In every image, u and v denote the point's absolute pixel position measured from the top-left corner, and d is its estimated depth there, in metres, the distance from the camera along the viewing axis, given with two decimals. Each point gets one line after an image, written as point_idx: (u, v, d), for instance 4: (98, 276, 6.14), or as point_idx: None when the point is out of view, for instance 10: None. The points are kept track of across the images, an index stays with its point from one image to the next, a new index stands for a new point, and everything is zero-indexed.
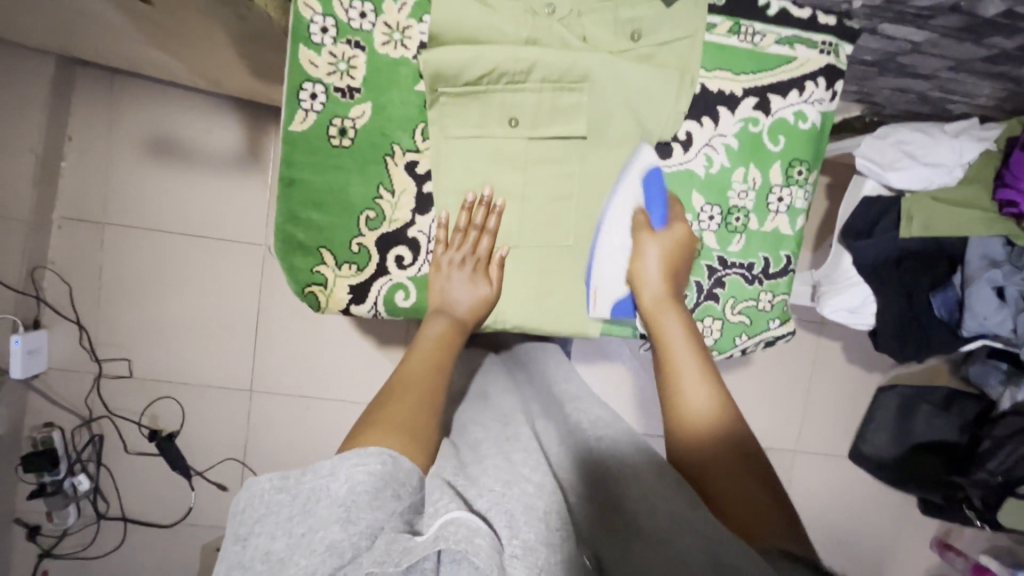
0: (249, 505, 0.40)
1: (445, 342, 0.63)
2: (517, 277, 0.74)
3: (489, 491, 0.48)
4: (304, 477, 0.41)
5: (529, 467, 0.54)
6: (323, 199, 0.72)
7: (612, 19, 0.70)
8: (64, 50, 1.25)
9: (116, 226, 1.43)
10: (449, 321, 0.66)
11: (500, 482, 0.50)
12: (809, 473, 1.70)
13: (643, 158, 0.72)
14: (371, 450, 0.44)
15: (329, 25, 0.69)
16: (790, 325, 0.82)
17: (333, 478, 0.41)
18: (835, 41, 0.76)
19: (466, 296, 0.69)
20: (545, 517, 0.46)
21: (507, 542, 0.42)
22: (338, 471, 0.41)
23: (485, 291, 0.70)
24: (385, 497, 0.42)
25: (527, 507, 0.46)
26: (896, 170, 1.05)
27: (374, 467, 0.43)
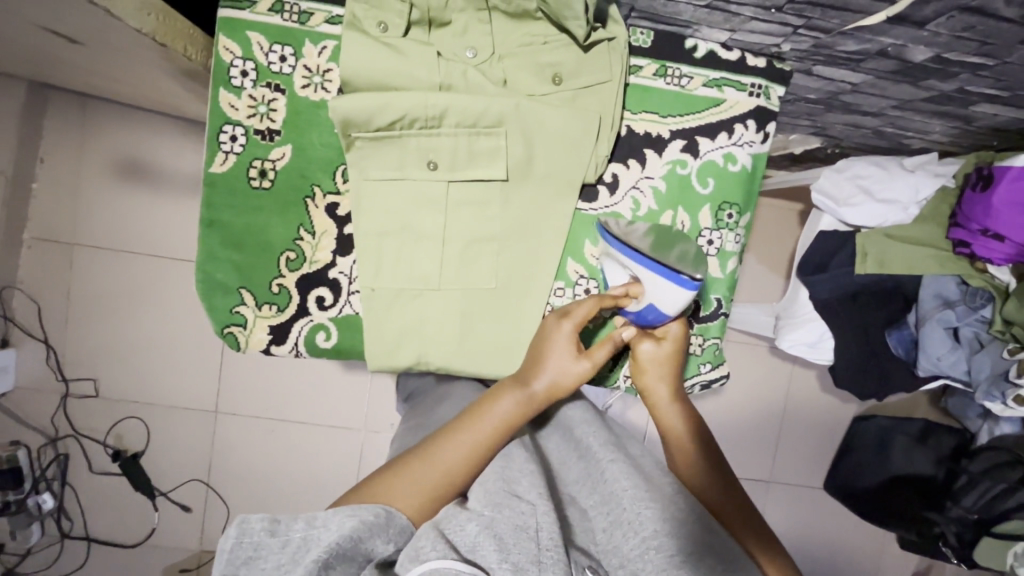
0: (240, 544, 0.45)
1: (505, 425, 0.60)
2: (440, 317, 0.73)
3: (479, 514, 0.49)
4: (297, 526, 0.47)
5: (525, 479, 0.55)
6: (245, 240, 0.72)
7: (531, 63, 0.69)
8: (33, 76, 1.27)
9: (85, 247, 1.45)
10: (522, 399, 0.62)
11: (489, 499, 0.50)
12: (784, 505, 1.66)
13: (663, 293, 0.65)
14: (366, 505, 0.50)
15: (249, 69, 0.69)
16: (723, 369, 0.80)
17: (322, 529, 0.47)
18: (765, 84, 0.75)
19: (546, 379, 0.63)
20: (537, 537, 0.48)
21: (498, 568, 0.44)
22: (331, 522, 0.47)
23: (571, 376, 0.64)
24: (370, 544, 0.48)
25: (516, 527, 0.47)
26: (850, 206, 1.03)
27: (365, 518, 0.49)
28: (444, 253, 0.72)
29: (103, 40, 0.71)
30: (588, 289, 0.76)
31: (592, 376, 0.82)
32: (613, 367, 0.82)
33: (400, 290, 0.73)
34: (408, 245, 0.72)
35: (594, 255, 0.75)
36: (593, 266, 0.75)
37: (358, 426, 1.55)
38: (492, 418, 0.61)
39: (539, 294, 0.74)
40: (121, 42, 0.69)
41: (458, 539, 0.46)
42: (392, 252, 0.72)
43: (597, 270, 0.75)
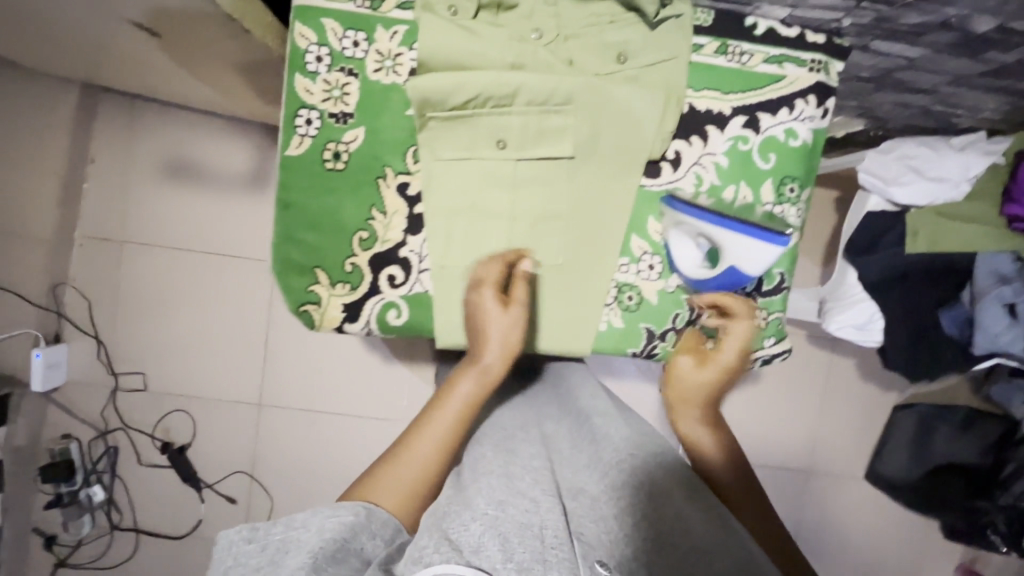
0: (224, 554, 0.49)
1: (469, 406, 0.65)
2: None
3: (483, 513, 0.51)
4: (275, 530, 0.50)
5: (528, 484, 0.57)
6: (319, 221, 0.74)
7: (597, 42, 0.71)
8: (87, 77, 1.32)
9: (134, 243, 1.49)
10: (479, 377, 0.67)
11: (492, 501, 0.52)
12: (824, 494, 1.64)
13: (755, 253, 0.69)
14: (342, 507, 0.53)
15: (324, 54, 0.71)
16: (785, 343, 0.81)
17: (301, 531, 0.50)
18: (825, 60, 0.76)
19: (496, 349, 0.67)
20: (541, 535, 0.49)
21: (502, 565, 0.46)
22: (310, 521, 0.50)
23: (516, 339, 0.69)
24: (354, 542, 0.50)
25: (521, 527, 0.49)
26: (899, 184, 1.03)
27: (344, 519, 0.51)
28: (511, 232, 0.74)
29: (182, 31, 0.74)
30: (651, 264, 0.76)
31: (654, 352, 0.79)
32: (673, 342, 0.79)
33: (469, 268, 0.74)
34: (477, 223, 0.74)
35: (657, 230, 0.76)
36: (657, 242, 0.76)
37: (397, 417, 1.56)
38: (454, 403, 0.66)
39: (605, 270, 0.75)
40: (202, 32, 0.72)
41: (462, 539, 0.48)
42: (462, 230, 0.74)
43: (660, 246, 0.76)
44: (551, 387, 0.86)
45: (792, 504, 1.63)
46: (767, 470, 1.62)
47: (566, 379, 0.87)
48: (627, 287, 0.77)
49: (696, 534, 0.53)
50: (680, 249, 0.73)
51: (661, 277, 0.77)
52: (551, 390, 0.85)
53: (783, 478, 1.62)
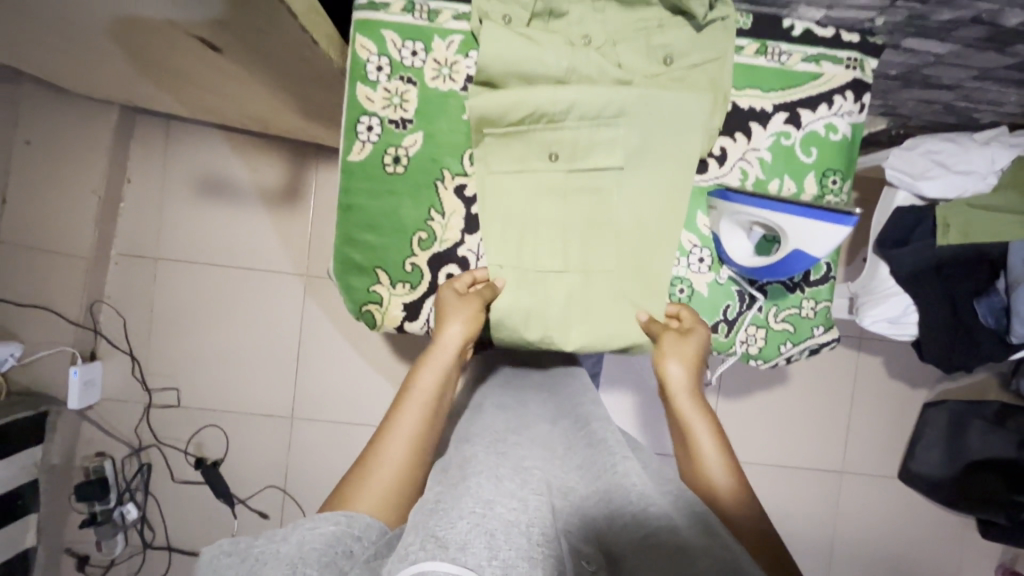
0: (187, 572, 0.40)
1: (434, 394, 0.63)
2: (562, 296, 0.76)
3: (470, 512, 0.46)
4: (252, 543, 0.43)
5: (515, 486, 0.52)
6: (379, 223, 0.76)
7: (644, 46, 0.74)
8: (127, 100, 1.36)
9: (168, 261, 1.52)
10: (439, 364, 0.66)
11: (478, 500, 0.48)
12: (858, 495, 1.63)
13: (814, 233, 0.67)
14: (321, 519, 0.48)
15: (384, 64, 0.75)
16: (834, 332, 0.82)
17: (281, 542, 0.43)
18: (860, 57, 0.79)
19: (455, 332, 0.68)
20: (527, 532, 0.45)
21: (487, 563, 0.41)
22: (290, 534, 0.44)
23: (475, 320, 0.70)
24: (342, 548, 0.45)
25: (506, 524, 0.45)
26: (927, 179, 1.06)
27: (326, 529, 0.46)
28: (565, 232, 0.76)
29: (247, 47, 0.78)
30: (699, 257, 0.79)
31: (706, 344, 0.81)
32: (725, 334, 0.80)
33: (524, 270, 0.76)
34: (529, 226, 0.76)
35: (707, 224, 0.79)
36: (706, 236, 0.79)
37: None
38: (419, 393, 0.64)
39: (657, 273, 0.77)
40: (268, 47, 0.76)
41: (448, 536, 0.42)
42: (520, 232, 0.76)
43: (709, 239, 0.79)
44: (550, 395, 0.83)
45: (825, 506, 1.62)
46: (798, 472, 1.62)
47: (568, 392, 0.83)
48: (678, 279, 0.79)
49: (686, 531, 0.48)
50: (730, 242, 0.75)
51: (710, 270, 0.79)
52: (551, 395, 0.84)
53: (816, 481, 1.61)
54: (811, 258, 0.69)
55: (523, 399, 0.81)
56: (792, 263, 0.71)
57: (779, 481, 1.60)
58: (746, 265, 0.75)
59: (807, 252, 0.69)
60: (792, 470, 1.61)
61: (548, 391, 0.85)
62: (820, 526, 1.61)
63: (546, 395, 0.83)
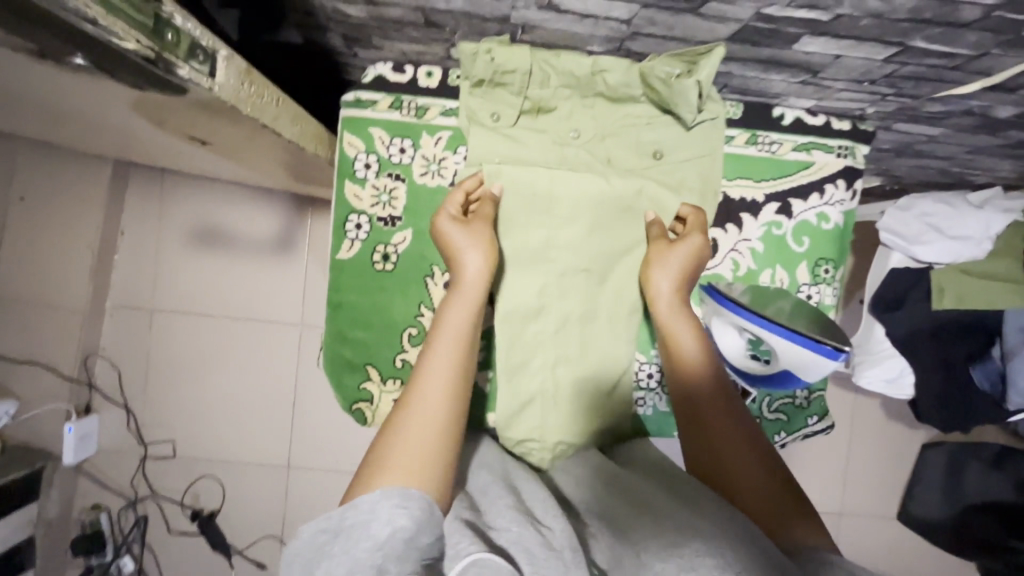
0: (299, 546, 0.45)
1: (464, 335, 0.58)
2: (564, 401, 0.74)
3: (507, 532, 0.48)
4: (346, 514, 0.45)
5: (540, 502, 0.54)
6: (369, 320, 0.76)
7: (634, 142, 0.74)
8: (121, 157, 1.35)
9: (162, 312, 1.51)
10: (464, 303, 0.60)
11: (511, 518, 0.50)
12: (859, 537, 1.62)
13: (813, 362, 0.67)
14: (404, 488, 0.47)
15: (372, 161, 0.75)
16: (829, 420, 0.81)
17: (370, 517, 0.44)
18: (851, 145, 0.78)
19: (471, 268, 0.62)
20: (561, 545, 0.46)
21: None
22: (377, 510, 0.45)
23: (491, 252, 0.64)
24: (415, 540, 0.44)
25: (542, 540, 0.47)
26: (922, 243, 1.05)
27: (410, 511, 0.45)
28: (570, 330, 0.75)
29: (235, 142, 0.77)
30: None
31: None
32: None
33: (529, 367, 0.76)
34: (531, 323, 0.75)
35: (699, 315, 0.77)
36: None
37: None
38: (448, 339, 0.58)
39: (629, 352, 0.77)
40: (257, 145, 0.76)
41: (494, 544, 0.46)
42: (528, 336, 0.75)
43: None
44: None
45: None
46: None
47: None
48: None
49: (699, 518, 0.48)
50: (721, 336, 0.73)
51: None
52: None
53: None
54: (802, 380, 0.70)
55: None
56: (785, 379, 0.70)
57: None
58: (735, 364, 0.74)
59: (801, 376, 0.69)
60: None
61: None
62: None
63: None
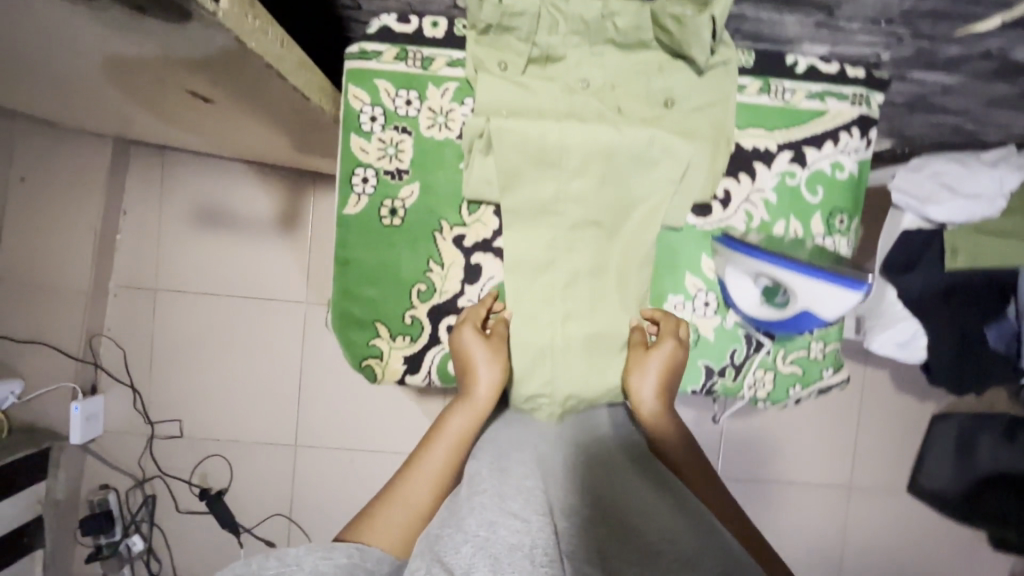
0: None
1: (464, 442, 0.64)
2: (574, 357, 0.73)
3: (473, 536, 0.46)
4: (268, 563, 0.45)
5: (521, 497, 0.51)
6: (377, 276, 0.75)
7: (644, 90, 0.73)
8: (122, 133, 1.34)
9: (165, 291, 1.50)
10: (472, 411, 0.65)
11: (483, 522, 0.47)
12: (869, 510, 1.61)
13: (833, 294, 0.64)
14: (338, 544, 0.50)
15: (378, 114, 0.73)
16: (843, 373, 0.81)
17: (298, 567, 0.45)
18: (866, 92, 0.77)
19: (484, 382, 0.67)
20: (530, 554, 0.44)
21: None
22: (305, 560, 0.46)
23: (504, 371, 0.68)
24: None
25: (510, 546, 0.44)
26: (935, 203, 1.03)
27: (341, 560, 0.49)
28: (579, 286, 0.74)
29: (238, 98, 0.76)
30: (705, 301, 0.77)
31: (714, 388, 0.79)
32: (732, 378, 0.79)
33: (540, 323, 0.74)
34: (541, 277, 0.74)
35: (711, 268, 0.77)
36: (711, 280, 0.77)
37: None
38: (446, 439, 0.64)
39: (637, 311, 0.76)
40: (260, 99, 0.74)
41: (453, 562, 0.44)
42: (538, 290, 0.74)
43: (714, 282, 0.77)
44: None
45: (835, 522, 1.60)
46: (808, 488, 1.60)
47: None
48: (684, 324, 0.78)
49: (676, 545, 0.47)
50: (736, 285, 0.74)
51: (717, 314, 0.78)
52: None
53: (825, 498, 1.59)
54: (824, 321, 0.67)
55: None
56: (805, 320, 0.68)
57: (787, 499, 1.58)
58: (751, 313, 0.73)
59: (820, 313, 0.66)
60: (799, 487, 1.58)
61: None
62: (829, 542, 1.60)
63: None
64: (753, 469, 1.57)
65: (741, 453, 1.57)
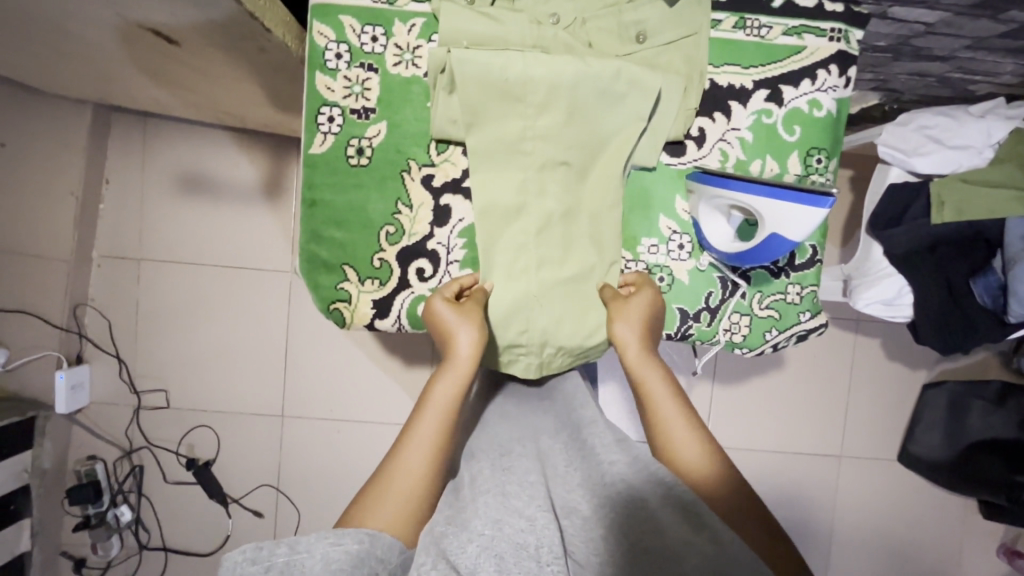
0: None
1: (454, 406, 0.62)
2: (547, 299, 0.72)
3: (479, 534, 0.48)
4: (279, 551, 0.43)
5: (525, 500, 0.54)
6: (344, 219, 0.74)
7: (615, 24, 0.71)
8: (100, 98, 1.33)
9: (150, 261, 1.49)
10: (458, 372, 0.64)
11: (489, 522, 0.50)
12: (858, 479, 1.59)
13: (799, 214, 0.62)
14: (347, 531, 0.47)
15: (343, 51, 0.72)
16: (821, 318, 0.79)
17: (310, 556, 0.43)
18: (845, 28, 0.75)
19: (465, 343, 0.65)
20: (537, 554, 0.47)
21: None
22: (315, 548, 0.44)
23: (484, 330, 0.67)
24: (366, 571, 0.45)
25: (517, 547, 0.47)
26: (920, 154, 1.02)
27: (352, 547, 0.46)
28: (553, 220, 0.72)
29: (202, 39, 0.74)
30: (680, 243, 0.76)
31: (689, 333, 0.78)
32: (708, 322, 0.78)
33: (513, 266, 0.72)
34: (513, 224, 0.72)
35: (685, 209, 0.76)
36: (685, 221, 0.76)
37: None
38: (436, 406, 0.62)
39: (608, 253, 0.74)
40: (225, 38, 0.73)
41: (459, 560, 0.45)
42: (509, 235, 0.72)
43: (690, 224, 0.76)
44: (550, 400, 0.83)
45: (825, 491, 1.59)
46: (797, 458, 1.58)
47: (547, 404, 0.82)
48: (658, 267, 0.77)
49: (670, 534, 0.48)
50: (711, 227, 0.72)
51: (692, 256, 0.77)
52: (543, 401, 0.84)
53: (814, 467, 1.58)
54: (791, 242, 0.65)
55: (525, 400, 0.85)
56: (777, 241, 0.65)
57: (776, 468, 1.57)
58: (730, 248, 0.71)
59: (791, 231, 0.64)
60: (789, 456, 1.57)
61: (524, 394, 0.87)
62: (820, 512, 1.59)
63: (535, 404, 0.84)
64: (743, 439, 1.56)
65: (731, 424, 1.56)
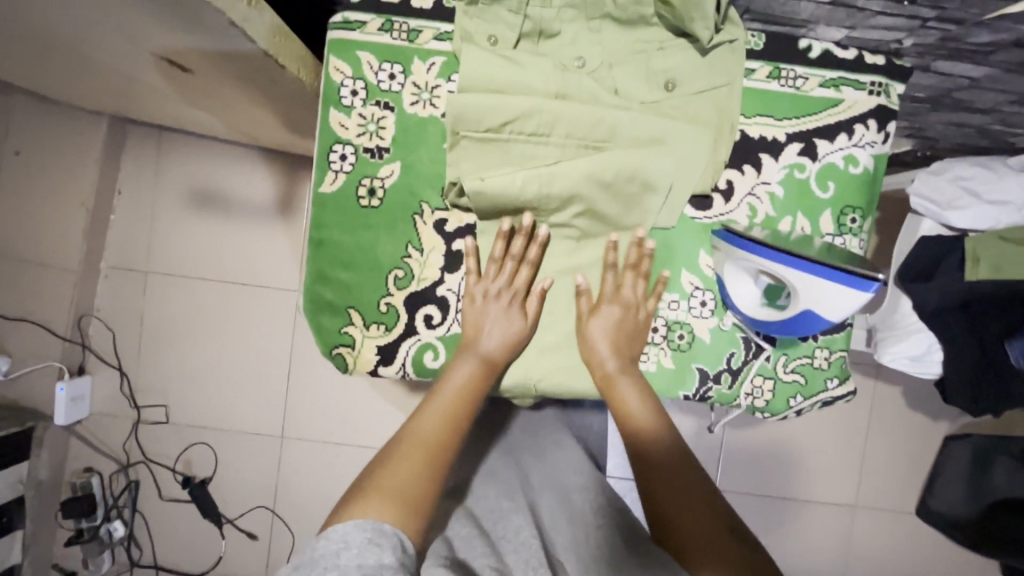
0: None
1: (469, 391, 0.64)
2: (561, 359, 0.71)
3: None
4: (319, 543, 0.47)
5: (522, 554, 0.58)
6: (352, 260, 0.71)
7: (643, 70, 0.68)
8: (116, 110, 1.32)
9: (156, 274, 1.48)
10: (476, 360, 0.67)
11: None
12: (872, 532, 1.53)
13: (847, 296, 0.60)
14: (383, 527, 0.49)
15: (360, 87, 0.69)
16: (849, 385, 0.75)
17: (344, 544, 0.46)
18: (886, 81, 0.71)
19: (494, 335, 0.68)
20: None
21: None
22: (353, 539, 0.46)
23: (521, 328, 0.69)
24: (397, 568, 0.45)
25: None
26: (955, 209, 0.99)
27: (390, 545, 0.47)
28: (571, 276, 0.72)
29: (216, 68, 0.73)
30: (702, 300, 0.72)
31: (708, 395, 0.74)
32: (728, 385, 0.73)
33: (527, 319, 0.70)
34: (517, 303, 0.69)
35: (708, 264, 0.72)
36: (707, 276, 0.72)
37: None
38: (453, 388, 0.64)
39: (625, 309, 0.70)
40: (238, 68, 0.71)
41: None
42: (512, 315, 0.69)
43: (713, 281, 0.72)
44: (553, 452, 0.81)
45: (837, 542, 1.52)
46: (810, 507, 1.52)
47: (554, 462, 0.78)
48: (677, 325, 0.73)
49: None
50: (738, 288, 0.68)
51: (716, 314, 0.72)
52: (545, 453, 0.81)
53: (827, 516, 1.52)
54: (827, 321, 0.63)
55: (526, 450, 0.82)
56: (813, 319, 0.64)
57: (787, 517, 1.51)
58: (756, 314, 0.68)
59: (831, 313, 0.62)
60: (802, 504, 1.51)
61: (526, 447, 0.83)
62: (831, 565, 1.52)
63: (531, 462, 0.80)
64: (756, 484, 1.50)
65: (743, 468, 1.50)
